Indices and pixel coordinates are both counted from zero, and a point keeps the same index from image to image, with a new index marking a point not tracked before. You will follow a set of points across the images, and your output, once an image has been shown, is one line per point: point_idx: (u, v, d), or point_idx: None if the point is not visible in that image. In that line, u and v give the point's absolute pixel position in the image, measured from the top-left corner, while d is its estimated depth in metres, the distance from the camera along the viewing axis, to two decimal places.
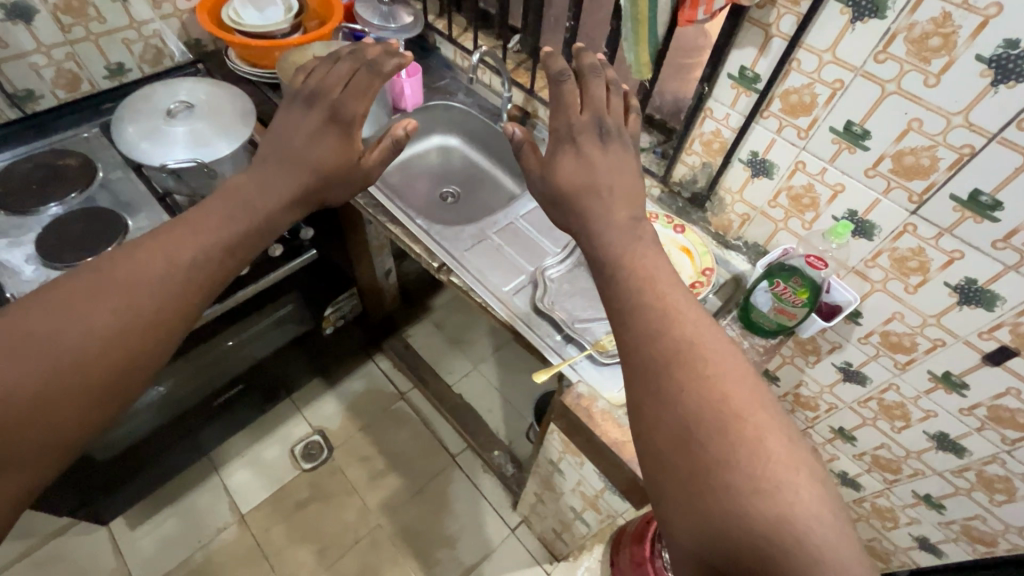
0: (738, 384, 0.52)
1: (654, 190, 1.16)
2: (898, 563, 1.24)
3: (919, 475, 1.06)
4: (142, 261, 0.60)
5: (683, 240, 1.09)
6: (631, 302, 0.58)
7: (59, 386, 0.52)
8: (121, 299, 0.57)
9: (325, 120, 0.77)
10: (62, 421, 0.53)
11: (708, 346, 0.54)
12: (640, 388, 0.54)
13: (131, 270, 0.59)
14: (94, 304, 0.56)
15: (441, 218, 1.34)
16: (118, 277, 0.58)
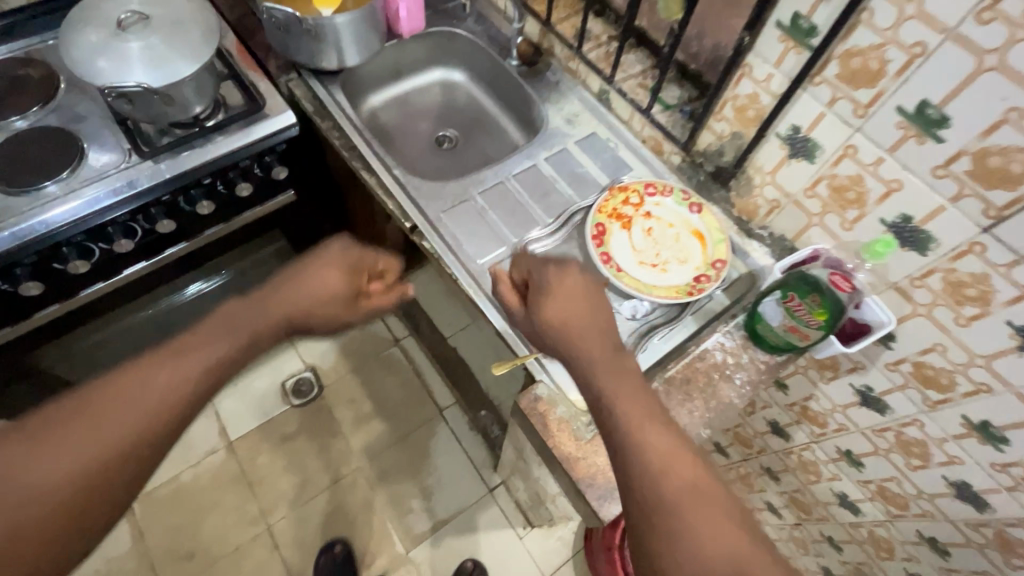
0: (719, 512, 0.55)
1: (674, 157, 0.99)
2: None
3: (928, 517, 0.94)
4: (137, 385, 0.60)
5: (697, 222, 0.94)
6: (626, 435, 0.59)
7: (79, 493, 0.54)
8: (116, 422, 0.57)
9: (336, 267, 0.77)
10: (27, 552, 0.51)
11: (690, 476, 0.57)
12: (651, 532, 0.55)
13: (122, 391, 0.59)
14: (84, 430, 0.56)
15: (433, 163, 1.18)
16: (111, 397, 0.58)
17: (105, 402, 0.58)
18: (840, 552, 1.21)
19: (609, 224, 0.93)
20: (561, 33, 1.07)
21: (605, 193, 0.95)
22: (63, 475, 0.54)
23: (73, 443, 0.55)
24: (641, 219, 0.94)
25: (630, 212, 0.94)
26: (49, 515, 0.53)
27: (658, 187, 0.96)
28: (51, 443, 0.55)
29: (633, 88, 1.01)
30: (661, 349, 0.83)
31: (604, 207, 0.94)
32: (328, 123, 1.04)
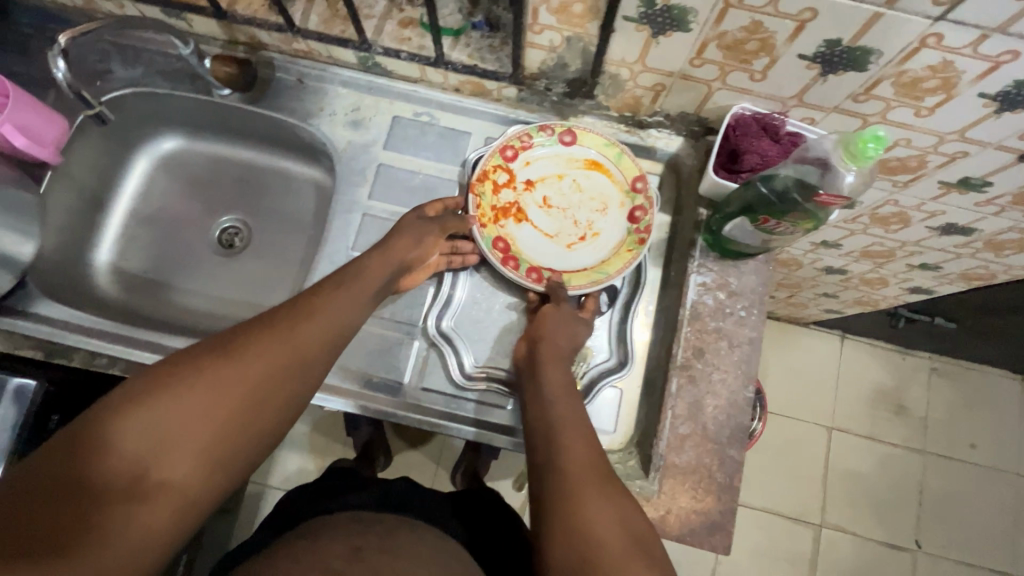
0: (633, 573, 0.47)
1: (507, 91, 0.73)
2: (889, 305, 1.24)
3: (916, 253, 0.94)
4: (327, 306, 0.57)
5: (583, 150, 0.73)
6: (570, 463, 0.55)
7: (259, 396, 0.49)
8: (309, 334, 0.54)
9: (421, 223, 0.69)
10: (198, 448, 0.45)
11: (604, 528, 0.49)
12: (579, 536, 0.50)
13: (312, 314, 0.55)
14: (284, 335, 0.52)
15: (245, 273, 0.85)
16: (306, 312, 0.55)
17: (302, 314, 0.55)
18: (837, 297, 1.27)
19: (501, 230, 0.71)
20: (254, 19, 0.71)
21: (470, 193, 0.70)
22: (262, 377, 0.50)
23: (274, 344, 0.52)
24: (527, 196, 0.72)
25: (509, 197, 0.72)
26: (244, 407, 0.48)
27: (515, 145, 0.72)
28: (263, 345, 0.51)
29: (399, 35, 0.70)
30: (646, 323, 0.71)
31: (480, 214, 0.71)
32: (78, 359, 0.69)
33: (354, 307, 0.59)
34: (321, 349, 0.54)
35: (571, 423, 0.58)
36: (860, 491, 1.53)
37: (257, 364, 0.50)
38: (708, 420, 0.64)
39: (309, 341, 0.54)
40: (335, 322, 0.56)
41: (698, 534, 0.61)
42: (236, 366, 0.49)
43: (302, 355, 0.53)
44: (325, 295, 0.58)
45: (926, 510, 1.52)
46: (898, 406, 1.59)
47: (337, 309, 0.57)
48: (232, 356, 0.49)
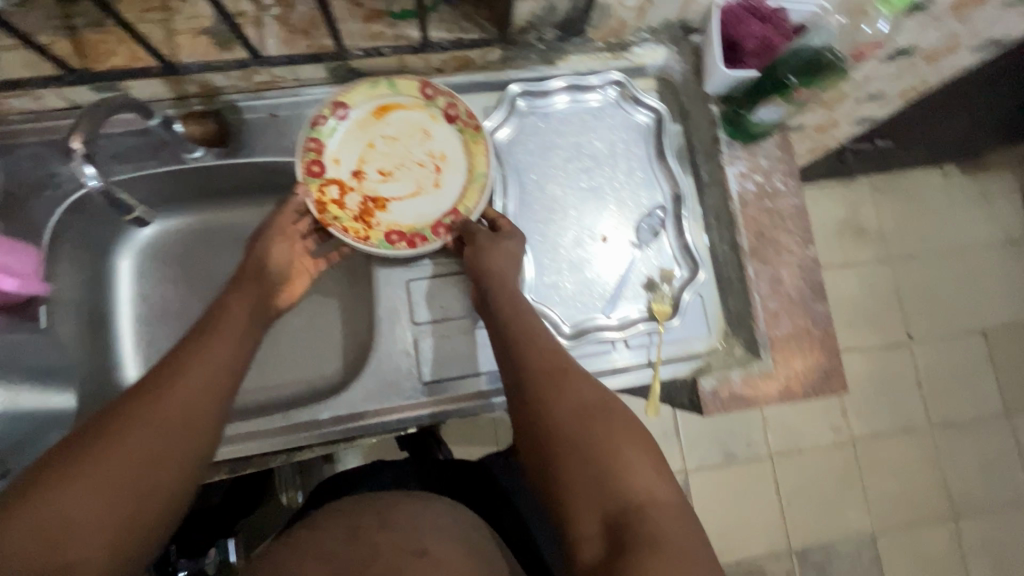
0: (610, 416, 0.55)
1: (491, 55, 0.71)
2: (837, 144, 1.37)
3: (867, 87, 1.03)
4: (212, 334, 0.54)
5: (360, 109, 0.70)
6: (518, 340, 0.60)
7: (166, 432, 0.46)
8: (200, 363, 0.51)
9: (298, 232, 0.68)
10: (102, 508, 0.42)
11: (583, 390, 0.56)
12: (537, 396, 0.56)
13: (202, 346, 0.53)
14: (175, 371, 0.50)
15: (293, 333, 0.77)
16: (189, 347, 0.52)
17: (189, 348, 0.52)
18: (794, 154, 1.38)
19: (380, 228, 0.69)
20: (208, 63, 0.64)
21: (329, 228, 0.67)
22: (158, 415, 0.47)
23: (160, 385, 0.48)
24: (366, 184, 0.70)
25: (357, 197, 0.70)
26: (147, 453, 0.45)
27: (315, 157, 0.69)
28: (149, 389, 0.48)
29: (369, 30, 0.66)
30: (700, 225, 0.75)
31: (356, 234, 0.68)
32: None
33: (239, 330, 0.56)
34: (214, 392, 0.50)
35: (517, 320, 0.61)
36: (853, 313, 1.73)
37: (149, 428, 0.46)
38: (789, 289, 0.70)
39: (198, 386, 0.50)
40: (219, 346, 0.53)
41: (818, 385, 0.68)
42: (116, 435, 0.45)
43: (198, 380, 0.50)
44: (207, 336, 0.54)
45: (906, 307, 1.75)
46: (858, 230, 1.78)
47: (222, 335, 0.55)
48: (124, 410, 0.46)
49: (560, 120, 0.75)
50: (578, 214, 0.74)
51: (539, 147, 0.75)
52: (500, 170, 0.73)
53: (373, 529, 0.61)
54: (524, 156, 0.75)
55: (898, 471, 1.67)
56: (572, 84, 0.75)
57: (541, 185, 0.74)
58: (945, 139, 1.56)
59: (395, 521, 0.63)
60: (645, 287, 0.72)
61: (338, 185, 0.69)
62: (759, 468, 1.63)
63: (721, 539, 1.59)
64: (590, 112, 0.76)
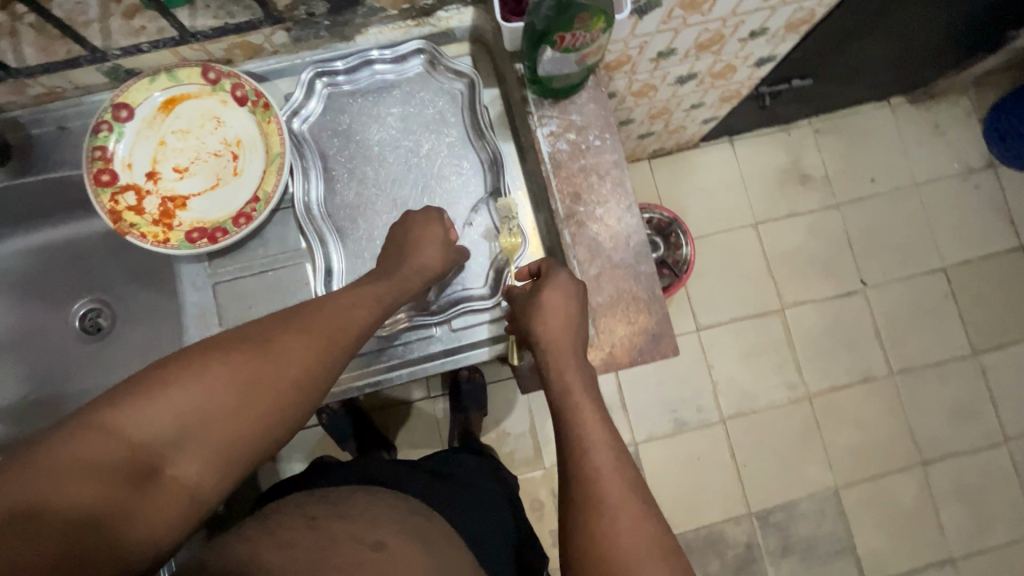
0: (635, 512, 0.49)
1: (277, 38, 0.67)
2: (749, 88, 1.30)
3: (740, 24, 0.96)
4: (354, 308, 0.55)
5: (146, 106, 0.67)
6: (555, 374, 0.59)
7: (290, 394, 0.48)
8: (346, 331, 0.53)
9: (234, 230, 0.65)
10: (219, 432, 0.44)
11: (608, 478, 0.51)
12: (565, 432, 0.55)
13: (345, 319, 0.54)
14: (322, 332, 0.51)
15: (129, 344, 0.78)
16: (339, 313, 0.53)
17: (337, 311, 0.54)
18: (705, 103, 1.31)
19: (182, 227, 0.66)
20: None
21: (124, 237, 0.64)
22: (293, 371, 0.48)
23: (308, 344, 0.50)
24: (164, 184, 0.67)
25: (155, 201, 0.66)
26: (269, 403, 0.46)
27: (103, 166, 0.65)
28: (297, 343, 0.49)
29: (130, 26, 0.62)
30: (522, 195, 0.71)
31: (155, 238, 0.65)
32: None
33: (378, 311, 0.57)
34: (335, 362, 0.51)
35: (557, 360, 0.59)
36: (801, 263, 1.66)
37: (288, 366, 0.48)
38: (610, 251, 0.65)
39: (340, 343, 0.52)
40: (360, 329, 0.54)
41: (646, 350, 0.64)
42: (252, 365, 0.46)
43: (337, 353, 0.51)
44: (351, 299, 0.55)
45: (859, 252, 1.67)
46: (802, 176, 1.69)
47: (362, 311, 0.55)
48: (271, 349, 0.48)
49: (366, 98, 0.71)
50: (393, 194, 0.70)
51: (346, 128, 0.71)
52: (302, 156, 0.69)
53: (331, 519, 0.60)
54: (330, 141, 0.71)
55: (860, 422, 1.61)
56: (370, 59, 0.70)
57: (352, 167, 0.70)
58: (877, 71, 1.47)
59: (351, 512, 0.63)
60: (471, 260, 0.69)
61: (131, 189, 0.65)
62: (712, 433, 1.58)
63: (677, 507, 1.56)
64: (399, 85, 0.72)
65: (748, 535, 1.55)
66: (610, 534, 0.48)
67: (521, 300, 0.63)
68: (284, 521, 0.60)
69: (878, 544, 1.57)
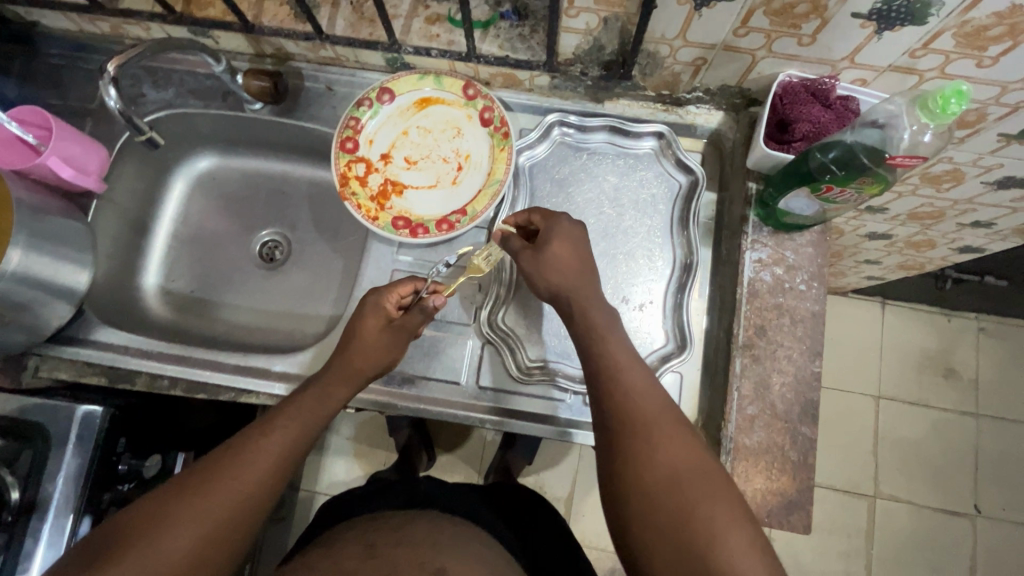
0: (676, 434, 0.50)
1: (539, 80, 0.71)
2: (935, 266, 1.21)
3: (969, 211, 0.90)
4: (292, 415, 0.56)
5: (405, 98, 0.73)
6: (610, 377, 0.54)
7: (234, 513, 0.48)
8: (280, 441, 0.53)
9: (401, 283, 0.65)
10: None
11: (645, 403, 0.52)
12: (631, 431, 0.50)
13: (283, 428, 0.54)
14: (252, 451, 0.52)
15: (290, 282, 0.84)
16: (272, 428, 0.54)
17: (267, 425, 0.54)
18: (881, 263, 1.24)
19: (391, 212, 0.71)
20: (281, 29, 0.70)
21: (343, 201, 0.69)
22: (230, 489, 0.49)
23: (241, 462, 0.50)
24: (391, 167, 0.72)
25: (378, 179, 0.72)
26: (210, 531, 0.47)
27: (351, 135, 0.71)
28: (233, 466, 0.50)
29: (427, 32, 0.68)
30: (702, 304, 0.70)
31: (367, 212, 0.70)
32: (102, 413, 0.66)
33: (318, 417, 0.57)
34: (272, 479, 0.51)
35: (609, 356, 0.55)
36: (913, 458, 1.50)
37: (187, 519, 0.46)
38: (775, 399, 0.62)
39: (279, 453, 0.53)
40: (296, 437, 0.54)
41: (777, 515, 0.60)
42: (189, 502, 0.47)
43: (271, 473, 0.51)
44: (269, 425, 0.54)
45: (984, 474, 1.49)
46: (947, 369, 1.54)
47: (297, 418, 0.55)
48: (202, 479, 0.49)
49: (591, 158, 0.74)
50: None
51: (563, 178, 0.73)
52: (515, 188, 0.72)
53: (388, 548, 0.61)
54: (545, 183, 0.74)
55: None
56: (611, 125, 0.73)
57: None
58: None
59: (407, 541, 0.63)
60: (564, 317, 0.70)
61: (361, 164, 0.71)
62: None
63: None
64: (625, 158, 0.74)
65: None
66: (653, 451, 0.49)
67: (527, 258, 0.61)
68: (345, 550, 0.61)
69: None
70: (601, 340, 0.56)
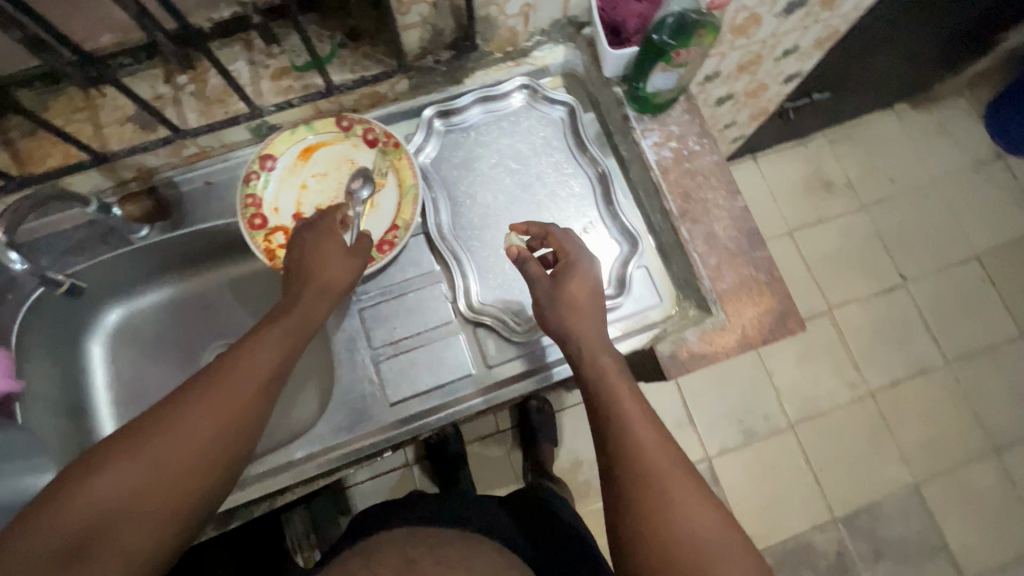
0: (687, 487, 0.52)
1: (400, 86, 0.75)
2: (775, 105, 1.40)
3: (777, 44, 1.06)
4: (269, 344, 0.54)
5: (288, 156, 0.74)
6: (633, 440, 0.54)
7: (214, 442, 0.48)
8: (254, 370, 0.52)
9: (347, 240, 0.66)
10: (153, 495, 0.46)
11: (662, 460, 0.53)
12: (653, 498, 0.51)
13: (255, 358, 0.53)
14: (227, 377, 0.51)
15: None
16: (246, 358, 0.53)
17: (241, 353, 0.53)
18: (736, 123, 1.41)
19: None
20: (136, 145, 0.68)
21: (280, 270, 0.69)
22: (210, 416, 0.49)
23: (214, 389, 0.50)
24: None
25: None
26: (191, 461, 0.47)
27: (255, 211, 0.72)
28: (209, 392, 0.50)
29: (279, 86, 0.70)
30: (631, 203, 0.77)
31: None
32: None
33: (290, 344, 0.56)
34: (248, 406, 0.51)
35: (626, 419, 0.56)
36: (839, 265, 1.72)
37: (167, 441, 0.47)
38: (725, 242, 0.71)
39: (256, 382, 0.52)
40: (270, 369, 0.53)
41: (775, 328, 0.68)
42: (171, 426, 0.47)
43: (247, 402, 0.51)
44: (246, 350, 0.53)
45: (892, 249, 1.74)
46: (825, 184, 1.79)
47: (269, 349, 0.54)
48: (182, 406, 0.49)
49: (477, 132, 0.79)
50: (511, 213, 0.76)
51: (463, 160, 0.78)
52: (429, 187, 0.76)
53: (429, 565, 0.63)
54: (450, 171, 0.78)
55: (926, 416, 1.61)
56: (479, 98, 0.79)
57: (472, 193, 0.77)
58: (884, 81, 1.59)
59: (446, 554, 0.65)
60: None
61: (278, 230, 0.71)
62: (781, 440, 1.59)
63: (760, 523, 1.54)
64: (505, 119, 0.80)
65: (838, 544, 1.52)
66: (672, 529, 0.50)
67: (544, 289, 0.65)
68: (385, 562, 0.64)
69: (968, 540, 1.54)
70: (613, 392, 0.58)
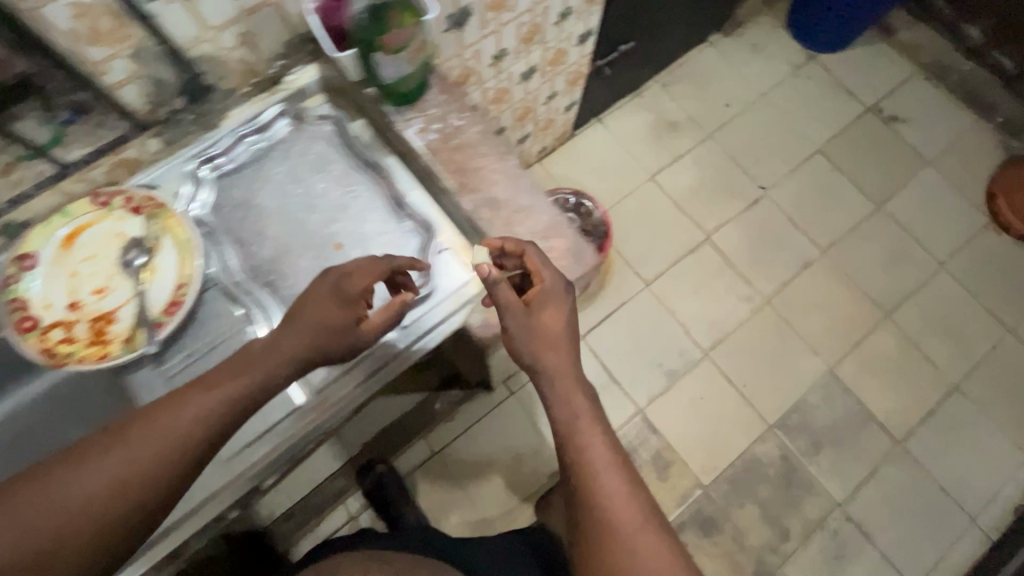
0: (649, 537, 0.65)
1: (151, 145, 0.75)
2: (588, 66, 1.47)
3: (546, 10, 1.12)
4: (206, 401, 0.60)
5: (46, 250, 0.70)
6: (601, 499, 0.67)
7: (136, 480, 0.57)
8: (180, 422, 0.58)
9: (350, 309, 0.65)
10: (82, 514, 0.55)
11: (625, 513, 0.66)
12: (619, 547, 0.65)
13: (183, 414, 0.59)
14: (156, 426, 0.58)
15: None
16: (177, 413, 0.59)
17: (175, 406, 0.59)
18: (556, 93, 1.47)
19: (115, 340, 0.68)
20: None
21: (64, 365, 0.66)
22: (135, 457, 0.57)
23: (144, 435, 0.58)
24: (86, 309, 0.70)
25: (83, 326, 0.69)
26: (111, 491, 0.56)
27: (24, 314, 0.68)
28: (141, 437, 0.58)
29: (8, 180, 0.67)
30: (419, 193, 0.78)
31: (94, 357, 0.67)
32: None
33: (230, 401, 0.60)
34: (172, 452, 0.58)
35: (594, 481, 0.67)
36: (704, 193, 1.81)
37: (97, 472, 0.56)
38: None
39: (183, 430, 0.58)
40: (195, 422, 0.59)
41: None
42: (106, 456, 0.57)
43: (171, 449, 0.58)
44: (185, 401, 0.59)
45: (746, 165, 1.85)
46: (670, 124, 1.88)
47: (198, 404, 0.59)
48: (122, 446, 0.57)
49: (251, 168, 0.78)
50: (304, 238, 0.75)
51: (242, 200, 0.76)
52: (209, 238, 0.74)
53: None
54: (233, 214, 0.76)
55: (820, 304, 1.71)
56: (241, 135, 0.77)
57: (260, 229, 0.75)
58: (685, 17, 1.69)
59: None
60: None
61: (53, 326, 0.68)
62: (701, 370, 1.64)
63: (707, 452, 1.58)
64: (275, 148, 0.79)
65: (779, 449, 1.58)
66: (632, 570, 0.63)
67: (516, 315, 0.71)
68: None
69: (890, 402, 1.64)
70: (579, 448, 0.68)
